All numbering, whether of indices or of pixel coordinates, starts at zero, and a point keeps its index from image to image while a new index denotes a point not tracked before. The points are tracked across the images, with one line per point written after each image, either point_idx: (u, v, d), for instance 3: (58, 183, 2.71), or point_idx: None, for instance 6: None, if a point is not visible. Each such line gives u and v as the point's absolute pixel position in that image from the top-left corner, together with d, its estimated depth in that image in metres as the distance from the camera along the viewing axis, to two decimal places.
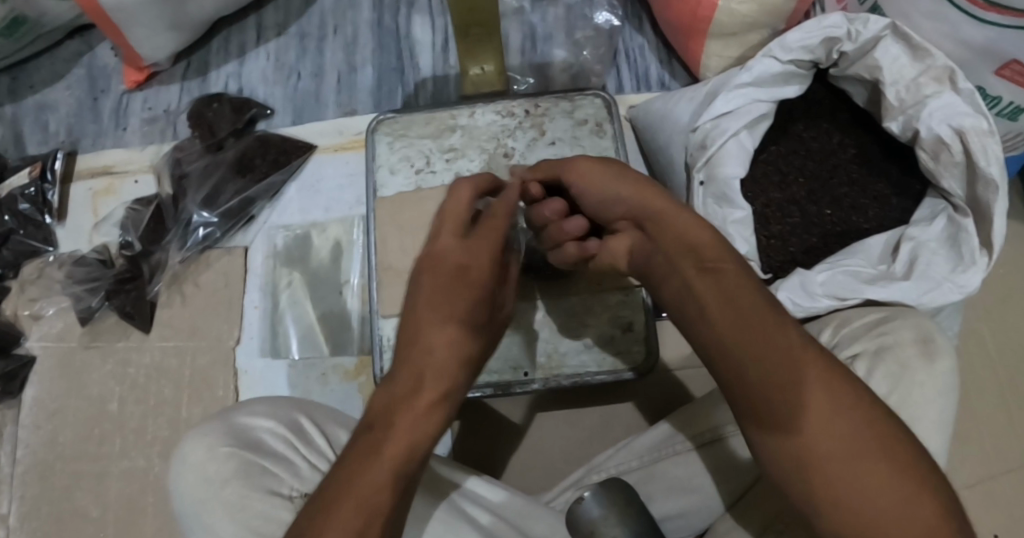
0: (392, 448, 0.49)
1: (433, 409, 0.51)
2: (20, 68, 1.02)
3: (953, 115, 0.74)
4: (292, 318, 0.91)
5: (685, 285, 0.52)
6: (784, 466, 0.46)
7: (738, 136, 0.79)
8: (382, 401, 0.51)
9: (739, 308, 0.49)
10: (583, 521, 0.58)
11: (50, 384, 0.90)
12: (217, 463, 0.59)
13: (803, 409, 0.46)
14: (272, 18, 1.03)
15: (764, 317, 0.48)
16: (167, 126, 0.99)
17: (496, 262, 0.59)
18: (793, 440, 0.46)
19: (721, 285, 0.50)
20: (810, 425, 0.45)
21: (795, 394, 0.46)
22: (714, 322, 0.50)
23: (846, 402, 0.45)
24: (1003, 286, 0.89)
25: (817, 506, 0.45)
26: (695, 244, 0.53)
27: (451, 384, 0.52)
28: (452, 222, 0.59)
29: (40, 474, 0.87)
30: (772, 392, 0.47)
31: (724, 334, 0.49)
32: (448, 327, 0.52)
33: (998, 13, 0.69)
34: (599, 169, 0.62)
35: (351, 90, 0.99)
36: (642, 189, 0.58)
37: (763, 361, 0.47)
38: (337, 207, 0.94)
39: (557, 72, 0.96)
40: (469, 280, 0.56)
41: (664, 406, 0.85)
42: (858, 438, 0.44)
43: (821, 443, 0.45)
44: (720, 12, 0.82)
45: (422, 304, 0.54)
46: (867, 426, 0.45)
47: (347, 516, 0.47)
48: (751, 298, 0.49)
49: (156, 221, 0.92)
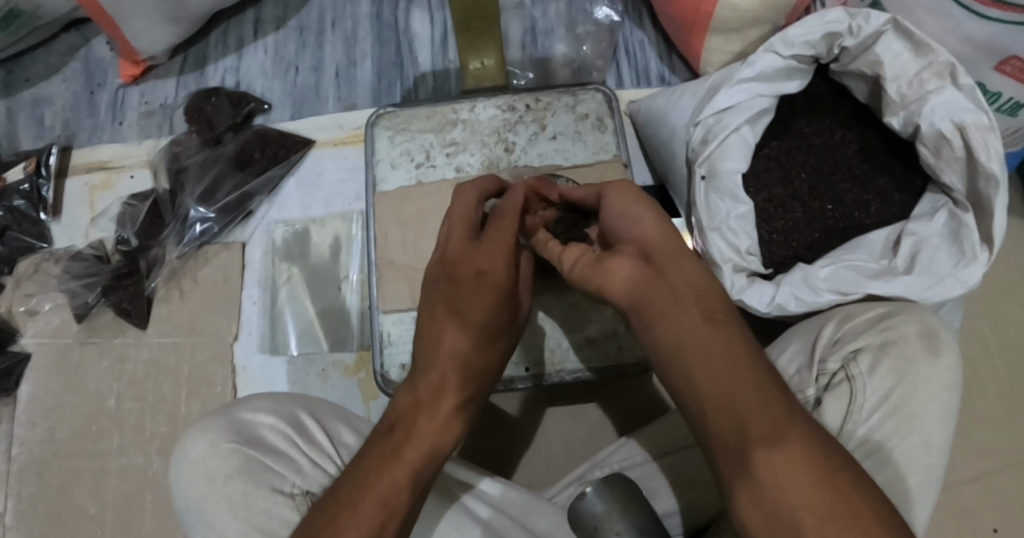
0: (412, 451, 0.51)
1: (454, 413, 0.54)
2: (14, 62, 1.01)
3: (954, 110, 0.74)
4: (292, 314, 0.91)
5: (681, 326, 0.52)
6: (767, 520, 0.45)
7: (740, 131, 0.79)
8: (405, 401, 0.54)
9: (734, 358, 0.49)
10: (586, 516, 0.58)
11: (46, 381, 0.90)
12: (218, 459, 0.58)
13: (795, 463, 0.45)
14: (270, 11, 1.02)
15: (757, 370, 0.49)
16: (164, 121, 0.99)
17: (509, 266, 0.58)
18: (782, 497, 0.44)
19: (720, 333, 0.50)
20: (794, 481, 0.44)
21: (787, 448, 0.45)
22: (708, 370, 0.49)
23: (839, 460, 0.45)
24: (1003, 281, 0.89)
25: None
26: (698, 290, 0.53)
27: (469, 392, 0.55)
28: (462, 228, 0.60)
29: (37, 473, 0.87)
30: (764, 443, 0.46)
31: (719, 381, 0.49)
32: (466, 335, 0.55)
33: (1000, 8, 0.69)
34: (617, 195, 0.60)
35: (351, 85, 0.98)
36: (658, 225, 0.57)
37: (750, 401, 0.47)
38: (336, 203, 0.94)
39: (559, 66, 0.96)
40: (487, 284, 0.57)
41: (666, 400, 0.85)
42: (851, 495, 0.44)
43: (806, 507, 0.44)
44: (722, 6, 0.82)
45: (440, 308, 0.57)
46: (861, 483, 0.45)
47: (366, 512, 0.48)
48: (746, 351, 0.50)
49: (152, 216, 0.91)
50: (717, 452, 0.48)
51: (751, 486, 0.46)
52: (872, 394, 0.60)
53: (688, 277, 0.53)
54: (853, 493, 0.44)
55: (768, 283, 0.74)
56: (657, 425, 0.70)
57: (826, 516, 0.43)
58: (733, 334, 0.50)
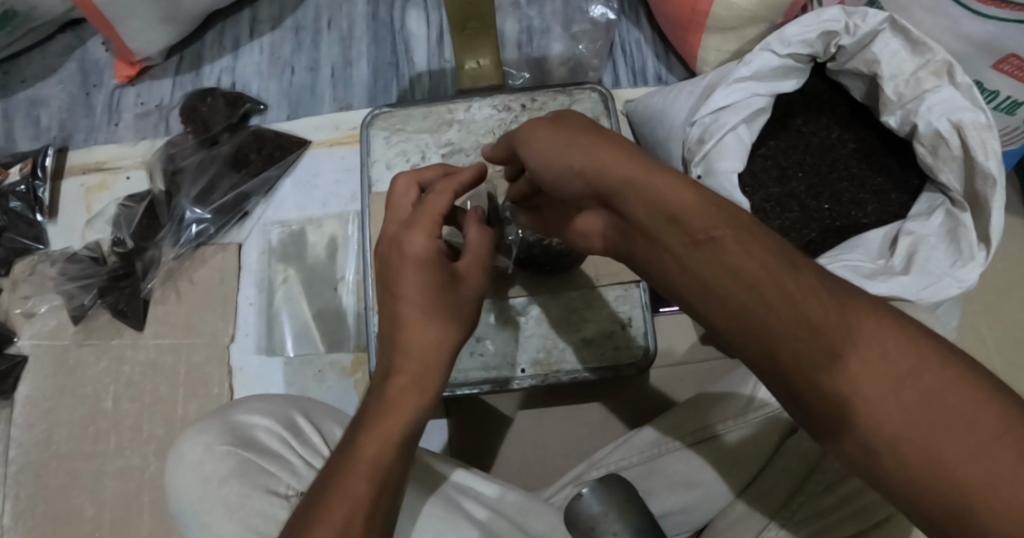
0: (366, 447, 0.49)
1: (407, 390, 0.52)
2: (10, 63, 1.01)
3: (951, 110, 0.74)
4: (288, 315, 0.90)
5: (680, 268, 0.43)
6: (839, 436, 0.41)
7: (737, 130, 0.79)
8: (370, 401, 0.52)
9: (743, 290, 0.41)
10: (583, 516, 0.58)
11: (43, 382, 0.89)
12: (214, 461, 0.58)
13: (862, 383, 0.40)
14: (266, 11, 1.02)
15: (781, 284, 0.41)
16: (160, 121, 0.98)
17: (432, 237, 0.56)
18: (862, 407, 0.40)
19: (721, 261, 0.41)
20: (866, 385, 0.40)
21: (844, 372, 0.40)
22: (724, 307, 0.42)
23: (917, 362, 0.39)
24: (1000, 280, 0.89)
25: (877, 453, 0.40)
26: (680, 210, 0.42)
27: (421, 368, 0.53)
28: (396, 214, 0.60)
29: (34, 475, 0.87)
30: (814, 370, 0.41)
31: (739, 313, 0.42)
32: (410, 318, 0.53)
33: (997, 7, 0.68)
34: (550, 133, 0.50)
35: (347, 85, 0.98)
36: (599, 152, 0.46)
37: (780, 324, 0.41)
38: (333, 202, 0.94)
39: (555, 66, 0.96)
40: (410, 258, 0.55)
41: (663, 399, 0.85)
42: (936, 400, 0.39)
43: (887, 411, 0.39)
44: (719, 5, 0.82)
45: (381, 295, 0.56)
46: (947, 384, 0.39)
47: (334, 517, 0.47)
48: (759, 271, 0.41)
49: (149, 217, 0.91)
50: (767, 378, 0.43)
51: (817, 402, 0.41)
52: None
53: (663, 199, 0.43)
54: (928, 388, 0.39)
55: None
56: (657, 425, 0.70)
57: (908, 416, 0.39)
58: (737, 255, 0.41)
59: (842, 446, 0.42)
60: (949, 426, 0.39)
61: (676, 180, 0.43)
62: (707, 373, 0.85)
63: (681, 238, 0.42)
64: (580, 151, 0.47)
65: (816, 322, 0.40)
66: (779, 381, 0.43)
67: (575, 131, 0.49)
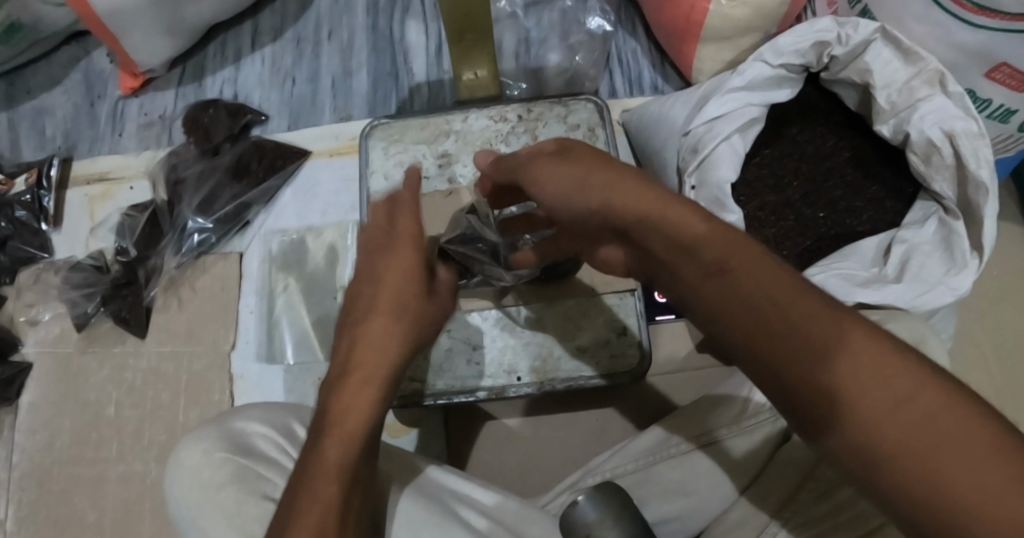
0: (334, 444, 0.51)
1: (365, 388, 0.53)
2: (16, 74, 1.02)
3: (944, 118, 0.75)
4: (287, 323, 0.91)
5: (695, 291, 0.47)
6: (842, 450, 0.42)
7: (731, 140, 0.80)
8: (325, 400, 0.54)
9: (748, 311, 0.44)
10: (577, 524, 0.59)
11: (48, 389, 0.91)
12: (212, 468, 0.59)
13: (856, 394, 0.41)
14: (267, 22, 1.03)
15: (781, 304, 0.44)
16: (163, 132, 1.00)
17: (410, 245, 0.60)
18: (859, 419, 0.41)
19: (730, 287, 0.45)
20: (861, 397, 0.41)
21: (837, 382, 0.42)
22: (732, 325, 0.45)
23: (908, 377, 0.41)
24: (996, 288, 0.89)
25: (879, 468, 0.41)
26: (692, 238, 0.46)
27: (379, 364, 0.54)
28: (376, 206, 0.62)
29: (37, 480, 0.88)
30: (812, 380, 0.42)
31: (746, 330, 0.45)
32: (375, 321, 0.56)
33: (987, 16, 0.68)
34: (562, 169, 0.53)
35: (347, 96, 0.99)
36: (615, 188, 0.50)
37: (779, 338, 0.44)
38: (332, 212, 0.95)
39: (552, 76, 0.97)
40: (384, 263, 0.58)
41: (661, 407, 0.86)
42: (928, 412, 0.40)
43: (884, 424, 0.40)
44: (713, 15, 0.83)
45: (351, 293, 0.58)
46: (941, 401, 0.40)
47: (308, 518, 0.48)
48: (761, 293, 0.44)
49: (151, 227, 0.92)
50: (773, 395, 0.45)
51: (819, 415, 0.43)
52: None
53: (671, 228, 0.47)
54: (921, 401, 0.40)
55: None
56: (665, 424, 0.72)
57: (903, 427, 0.40)
58: (748, 280, 0.45)
59: (845, 462, 0.43)
60: (940, 440, 0.39)
61: (688, 208, 0.47)
62: (703, 381, 0.86)
63: (696, 264, 0.46)
64: (594, 188, 0.50)
65: (809, 337, 0.43)
66: (785, 397, 0.44)
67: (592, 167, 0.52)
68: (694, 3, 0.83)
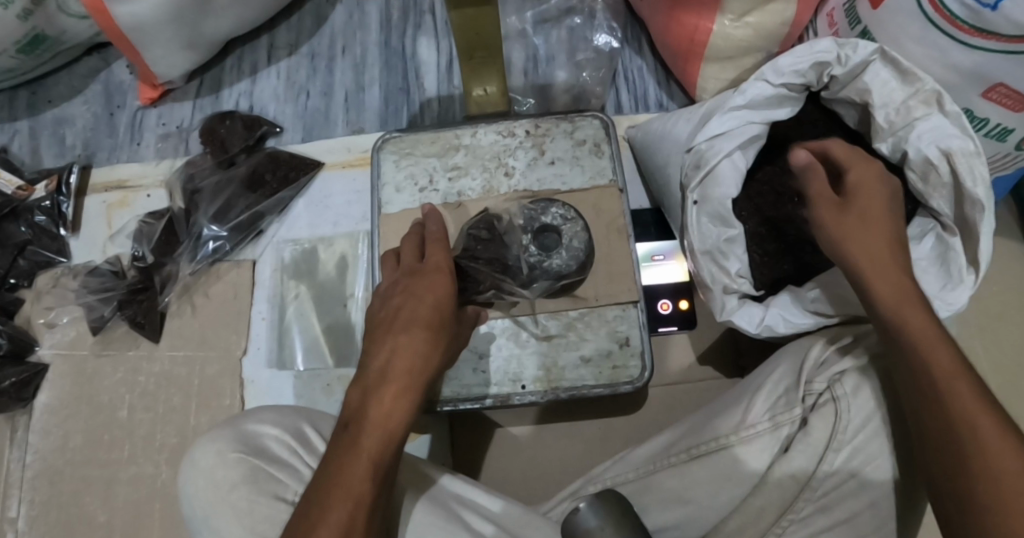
0: (368, 442, 0.57)
1: (398, 397, 0.60)
2: (38, 84, 1.06)
3: (940, 137, 0.76)
4: (298, 330, 0.93)
5: (903, 330, 0.62)
6: (940, 449, 0.58)
7: (732, 157, 0.82)
8: (356, 397, 0.60)
9: (930, 357, 0.60)
10: (579, 529, 0.63)
11: (63, 391, 0.93)
12: (227, 468, 0.61)
13: (968, 425, 0.57)
14: (284, 37, 1.06)
15: (949, 370, 0.59)
16: (180, 142, 1.03)
17: (443, 271, 0.67)
18: (964, 436, 0.57)
19: (928, 345, 0.60)
20: (969, 428, 0.57)
21: (955, 413, 0.57)
22: (912, 353, 0.61)
23: (998, 442, 0.56)
24: (995, 303, 0.91)
25: (955, 469, 0.57)
26: (900, 305, 0.63)
27: (412, 375, 0.61)
28: (411, 244, 0.71)
29: (50, 480, 0.90)
30: (943, 405, 0.58)
31: (921, 365, 0.60)
32: (405, 336, 0.62)
33: (983, 38, 0.70)
34: (857, 215, 0.69)
35: (359, 109, 1.02)
36: (868, 244, 0.67)
37: (935, 378, 0.59)
38: (343, 223, 0.97)
39: (559, 92, 1.00)
40: (423, 285, 0.66)
41: (662, 416, 0.87)
42: (1006, 463, 0.55)
43: (979, 450, 0.56)
44: (716, 35, 0.86)
45: (386, 312, 0.64)
46: (1014, 456, 0.55)
47: (340, 510, 0.55)
48: (943, 357, 0.60)
49: (168, 234, 0.94)
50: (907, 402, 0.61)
51: (935, 423, 0.58)
52: (854, 414, 0.65)
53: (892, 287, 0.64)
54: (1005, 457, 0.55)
55: (758, 305, 0.78)
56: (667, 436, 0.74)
57: (988, 460, 0.55)
58: (935, 352, 0.60)
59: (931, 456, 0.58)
60: (1010, 488, 0.54)
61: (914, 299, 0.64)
62: (704, 393, 0.88)
63: (914, 320, 0.62)
64: (857, 236, 0.67)
65: (960, 388, 0.58)
66: (913, 403, 0.60)
67: (881, 226, 0.68)
68: (698, 22, 0.86)
